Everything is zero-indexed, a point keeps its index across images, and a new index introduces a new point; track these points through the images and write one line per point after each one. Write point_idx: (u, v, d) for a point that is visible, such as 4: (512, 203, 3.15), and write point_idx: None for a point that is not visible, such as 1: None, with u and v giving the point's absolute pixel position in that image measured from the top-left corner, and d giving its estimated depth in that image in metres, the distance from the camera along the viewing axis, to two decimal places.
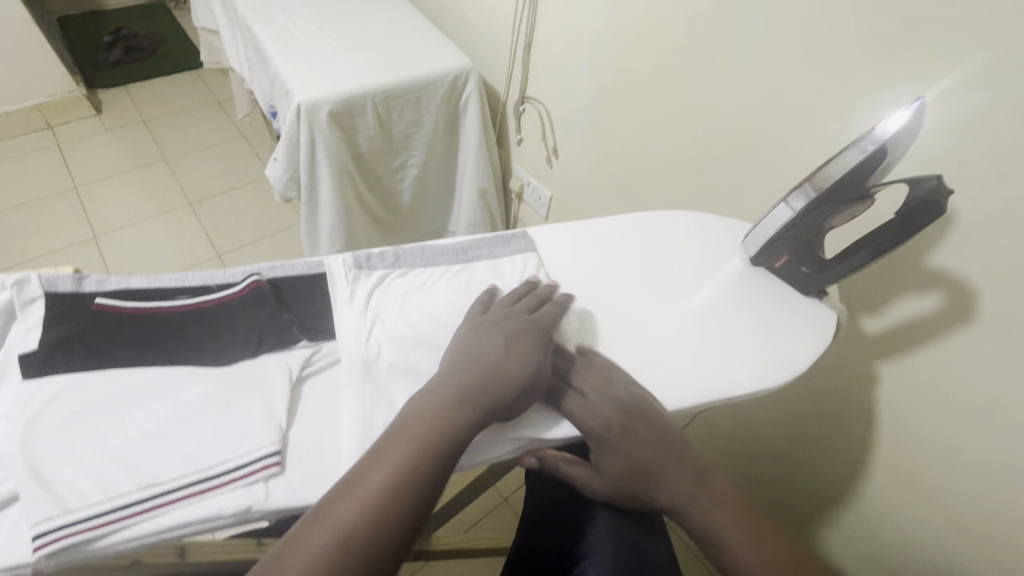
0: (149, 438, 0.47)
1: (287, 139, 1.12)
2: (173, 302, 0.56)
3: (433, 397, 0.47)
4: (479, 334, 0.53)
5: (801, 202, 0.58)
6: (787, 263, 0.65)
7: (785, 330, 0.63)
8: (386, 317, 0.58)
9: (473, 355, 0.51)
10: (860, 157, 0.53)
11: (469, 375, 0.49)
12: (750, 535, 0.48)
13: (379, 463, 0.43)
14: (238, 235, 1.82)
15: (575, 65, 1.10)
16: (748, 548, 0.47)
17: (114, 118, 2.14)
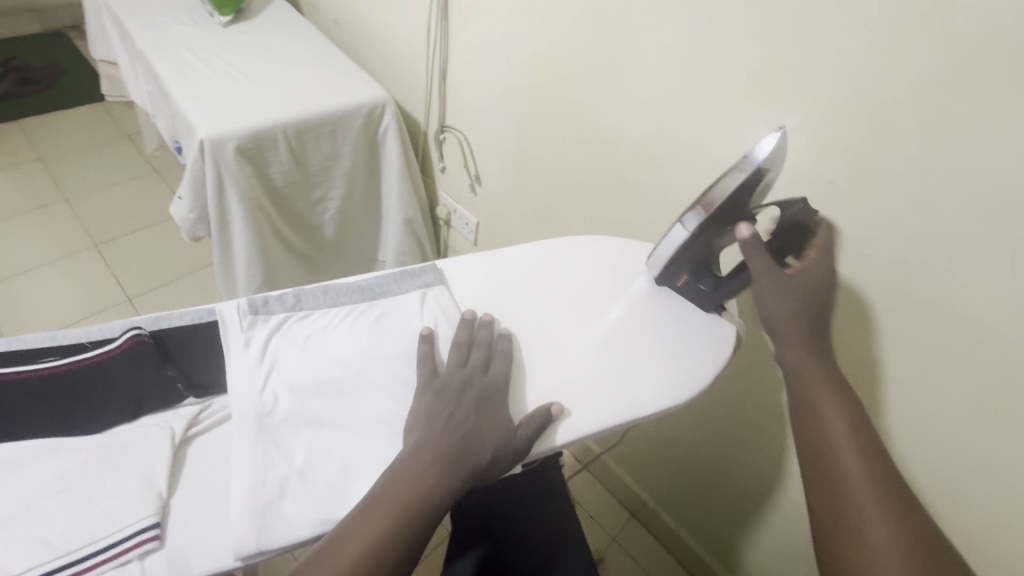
0: (3, 525, 0.42)
1: (192, 176, 1.07)
2: (40, 365, 0.50)
3: (413, 458, 0.47)
4: (447, 394, 0.52)
5: (694, 223, 0.60)
6: (687, 282, 0.67)
7: (687, 347, 0.65)
8: (284, 365, 0.55)
9: (446, 420, 0.50)
10: (740, 179, 0.56)
11: (448, 441, 0.48)
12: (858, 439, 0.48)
13: (355, 530, 0.42)
14: (152, 276, 1.71)
15: (489, 96, 1.13)
16: (852, 452, 0.47)
17: (4, 156, 1.97)
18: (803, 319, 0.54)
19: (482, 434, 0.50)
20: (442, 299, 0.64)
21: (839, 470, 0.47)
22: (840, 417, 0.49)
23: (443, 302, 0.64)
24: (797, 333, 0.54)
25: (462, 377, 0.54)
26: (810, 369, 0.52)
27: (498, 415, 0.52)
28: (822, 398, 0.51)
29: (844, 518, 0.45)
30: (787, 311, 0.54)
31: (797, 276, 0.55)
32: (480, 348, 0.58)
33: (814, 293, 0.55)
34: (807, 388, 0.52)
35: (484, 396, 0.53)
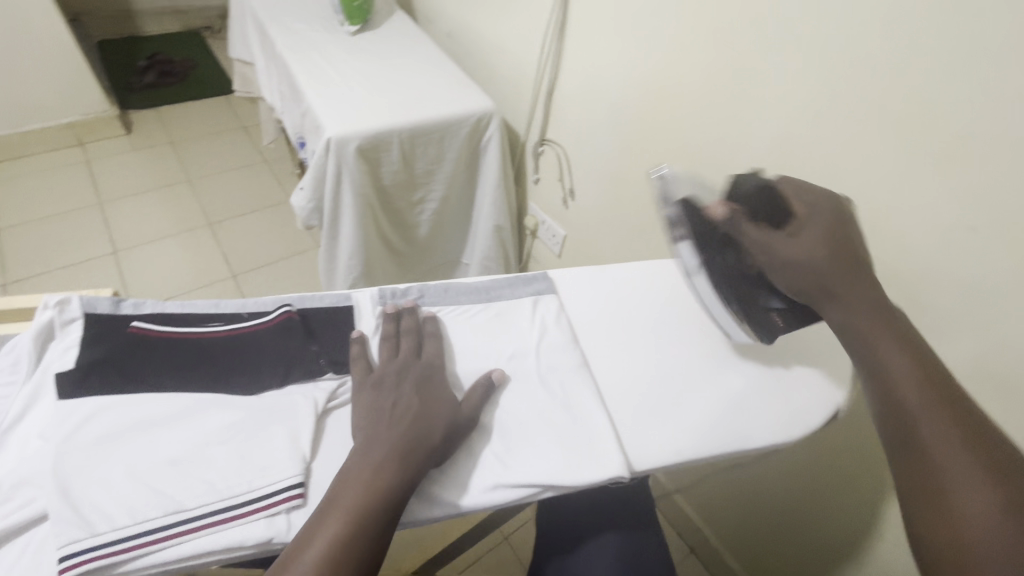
0: (177, 463, 0.48)
1: (315, 170, 1.16)
2: (208, 328, 0.58)
3: (371, 450, 0.47)
4: (387, 390, 0.52)
5: (695, 261, 0.57)
6: (784, 316, 0.56)
7: (804, 383, 0.63)
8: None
9: (384, 416, 0.50)
10: (669, 211, 0.56)
11: (388, 435, 0.48)
12: (928, 400, 0.42)
13: (320, 528, 0.42)
14: (255, 256, 1.86)
15: (595, 114, 1.15)
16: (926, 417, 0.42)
17: (142, 138, 2.22)
18: (840, 264, 0.49)
19: (425, 420, 0.50)
20: (553, 308, 0.66)
21: (918, 424, 0.42)
22: (909, 367, 0.44)
23: (554, 311, 0.66)
24: (838, 277, 0.49)
25: (398, 366, 0.54)
26: (867, 316, 0.48)
27: (434, 398, 0.52)
28: (884, 349, 0.46)
29: (928, 477, 0.40)
30: (814, 265, 0.49)
31: (800, 238, 0.50)
32: (406, 334, 0.58)
33: (839, 235, 0.50)
34: (870, 340, 0.47)
35: (423, 385, 0.53)
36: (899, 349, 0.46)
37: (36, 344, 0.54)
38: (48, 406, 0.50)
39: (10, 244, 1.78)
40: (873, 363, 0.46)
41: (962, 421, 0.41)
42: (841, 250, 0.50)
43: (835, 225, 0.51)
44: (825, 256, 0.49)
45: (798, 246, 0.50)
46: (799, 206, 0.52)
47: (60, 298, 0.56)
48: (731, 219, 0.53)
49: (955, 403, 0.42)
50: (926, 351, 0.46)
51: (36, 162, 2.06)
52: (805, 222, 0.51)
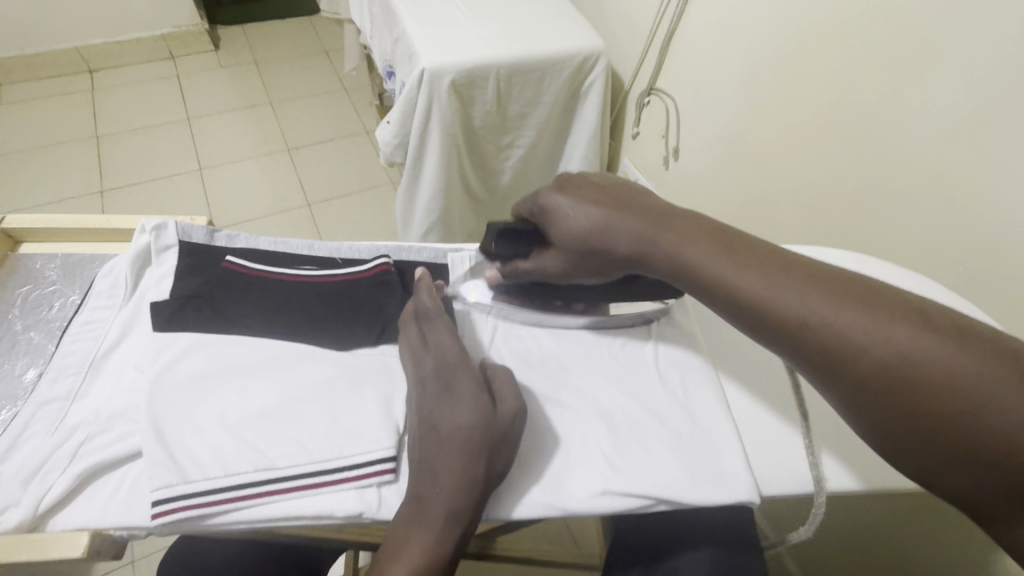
0: (268, 417, 0.44)
1: (405, 102, 1.08)
2: (301, 272, 0.54)
3: (419, 483, 0.40)
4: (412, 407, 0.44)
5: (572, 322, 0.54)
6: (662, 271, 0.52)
7: None
8: (507, 330, 0.53)
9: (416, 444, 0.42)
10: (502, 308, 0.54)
11: (424, 470, 0.41)
12: (844, 305, 0.33)
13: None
14: (330, 187, 1.84)
15: (724, 62, 1.00)
16: (851, 329, 0.33)
17: (229, 56, 2.21)
18: (636, 216, 0.43)
19: (452, 442, 0.41)
20: None
21: (830, 342, 0.33)
22: (761, 277, 0.36)
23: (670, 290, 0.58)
24: (638, 218, 0.43)
25: (414, 373, 0.46)
26: (680, 241, 0.41)
27: (456, 407, 0.43)
28: (719, 270, 0.38)
29: (888, 387, 0.31)
30: (610, 237, 0.44)
31: (560, 248, 0.48)
32: (409, 325, 0.50)
33: (612, 195, 0.45)
34: (712, 272, 0.39)
35: (447, 395, 0.44)
36: (744, 262, 0.38)
37: (134, 269, 0.52)
38: (144, 338, 0.48)
39: (107, 152, 1.85)
40: (729, 300, 0.38)
41: (859, 301, 0.33)
42: (631, 200, 0.45)
43: (603, 187, 0.46)
44: (625, 208, 0.44)
45: (560, 257, 0.48)
46: (542, 203, 0.49)
47: (157, 222, 0.53)
48: (507, 271, 0.52)
49: (867, 293, 0.34)
50: (760, 251, 0.38)
51: (131, 72, 2.10)
52: (576, 197, 0.46)
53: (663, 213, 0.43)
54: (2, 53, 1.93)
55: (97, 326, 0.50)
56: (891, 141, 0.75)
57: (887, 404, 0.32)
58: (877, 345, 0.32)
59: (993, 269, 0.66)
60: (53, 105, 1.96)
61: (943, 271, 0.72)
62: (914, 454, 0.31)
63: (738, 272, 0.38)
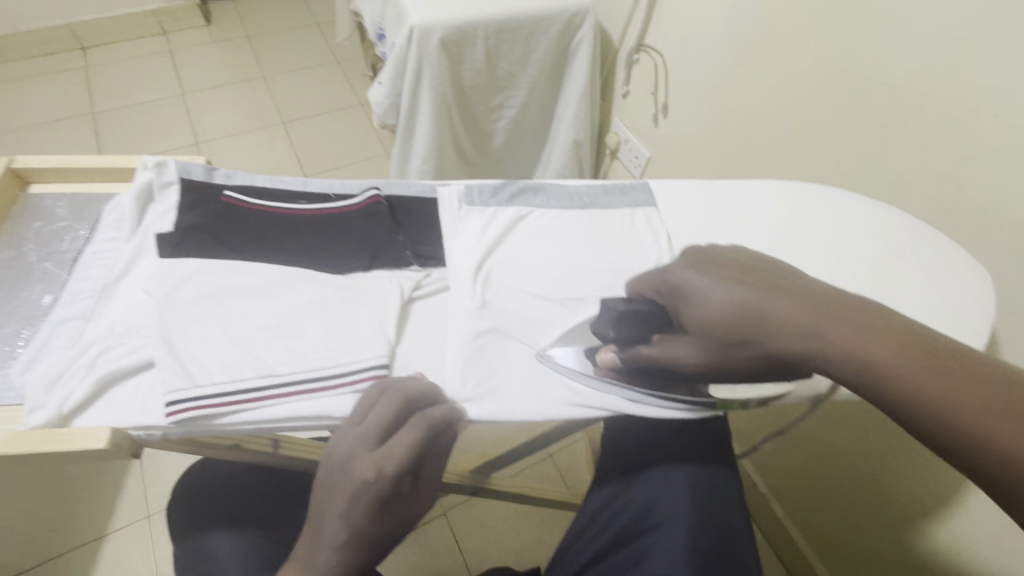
0: (269, 331, 0.48)
1: (396, 61, 1.10)
2: (296, 206, 0.56)
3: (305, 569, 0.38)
4: (330, 498, 0.38)
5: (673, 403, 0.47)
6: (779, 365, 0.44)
7: (943, 315, 0.55)
8: (497, 287, 0.53)
9: (321, 525, 0.38)
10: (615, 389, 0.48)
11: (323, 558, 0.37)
12: None
13: None
14: (326, 158, 1.86)
15: (708, 12, 1.00)
16: None
17: (220, 31, 2.20)
18: (792, 303, 0.39)
19: (358, 544, 0.37)
20: (654, 219, 0.61)
21: None
22: (971, 396, 0.32)
23: (655, 222, 0.60)
24: (805, 305, 0.39)
25: (347, 460, 0.38)
26: (860, 335, 0.37)
27: (373, 512, 0.37)
28: (907, 384, 0.34)
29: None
30: (764, 327, 0.39)
31: (692, 335, 0.43)
32: (380, 400, 0.41)
33: (760, 274, 0.42)
34: (907, 376, 0.34)
35: (376, 509, 0.38)
36: (944, 367, 0.34)
37: (137, 204, 0.55)
38: (152, 264, 0.51)
39: (104, 128, 1.86)
40: (926, 410, 0.34)
41: None
42: (789, 284, 0.40)
43: (742, 268, 0.42)
44: (779, 292, 0.40)
45: (693, 345, 0.43)
46: (671, 279, 0.44)
47: (158, 160, 0.56)
48: (625, 355, 0.46)
49: None
50: (950, 358, 0.34)
51: (123, 49, 2.10)
52: (717, 274, 0.42)
53: (826, 305, 0.39)
54: None
55: (106, 256, 0.53)
56: (869, 79, 0.77)
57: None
58: None
59: (965, 198, 0.69)
60: (47, 83, 1.96)
61: (920, 205, 0.75)
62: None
63: (931, 391, 0.34)
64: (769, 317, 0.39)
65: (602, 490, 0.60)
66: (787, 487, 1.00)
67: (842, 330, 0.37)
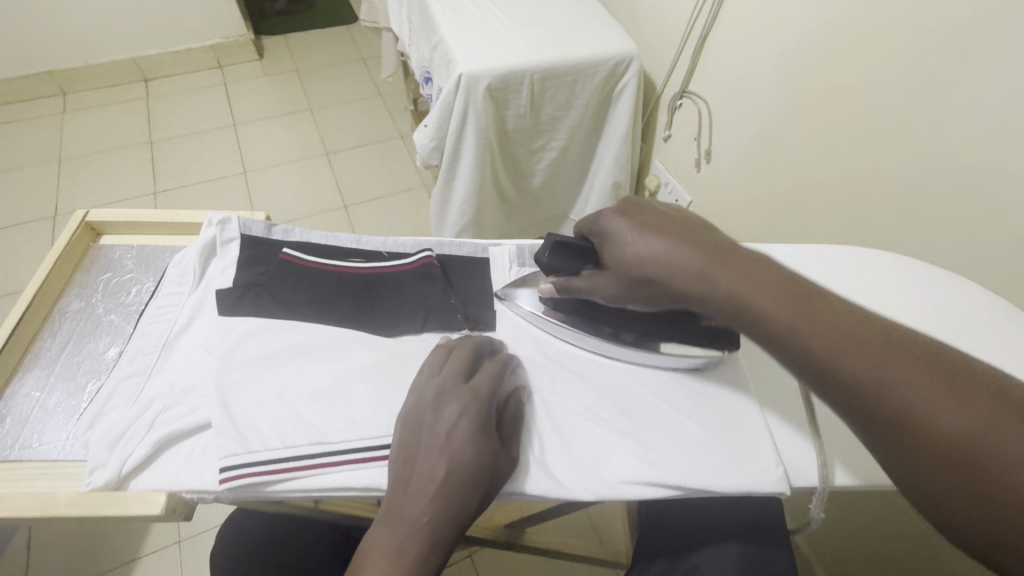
0: (322, 395, 0.47)
1: (443, 106, 1.12)
2: (350, 264, 0.57)
3: (405, 509, 0.39)
4: (428, 427, 0.42)
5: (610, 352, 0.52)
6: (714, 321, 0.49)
7: None
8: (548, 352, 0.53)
9: (424, 456, 0.41)
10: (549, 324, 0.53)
11: (433, 488, 0.40)
12: (908, 368, 0.33)
13: None
14: (366, 189, 1.91)
15: (757, 64, 0.99)
16: (913, 385, 0.33)
17: (272, 65, 2.31)
18: (693, 250, 0.43)
19: (465, 468, 0.40)
20: None
21: (893, 403, 0.33)
22: (833, 334, 0.36)
23: None
24: (699, 250, 0.43)
25: (440, 394, 0.43)
26: (752, 289, 0.40)
27: (474, 434, 0.41)
28: (780, 321, 0.38)
29: (990, 491, 0.30)
30: (665, 268, 0.43)
31: (612, 269, 0.47)
32: (455, 349, 0.48)
33: (676, 227, 0.45)
34: (778, 314, 0.38)
35: (477, 429, 0.42)
36: (818, 311, 0.38)
37: (201, 259, 0.57)
38: (212, 321, 0.52)
39: (160, 156, 1.96)
40: (790, 339, 0.38)
41: (923, 365, 0.33)
42: (700, 236, 0.44)
43: (661, 220, 0.46)
44: (685, 241, 0.43)
45: (613, 279, 0.47)
46: (602, 228, 0.48)
47: (221, 217, 0.58)
48: (560, 284, 0.51)
49: (925, 359, 0.33)
50: (826, 305, 0.38)
51: (182, 81, 2.22)
52: (637, 223, 0.46)
53: (723, 252, 0.42)
54: (67, 65, 2.06)
55: (169, 311, 0.55)
56: (930, 141, 0.74)
57: (973, 503, 0.30)
58: (937, 412, 0.32)
59: None
60: (112, 113, 2.09)
61: (984, 272, 0.71)
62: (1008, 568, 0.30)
63: (798, 329, 0.37)
64: (670, 257, 0.43)
65: (651, 567, 0.57)
66: (835, 558, 0.94)
67: (727, 272, 0.41)
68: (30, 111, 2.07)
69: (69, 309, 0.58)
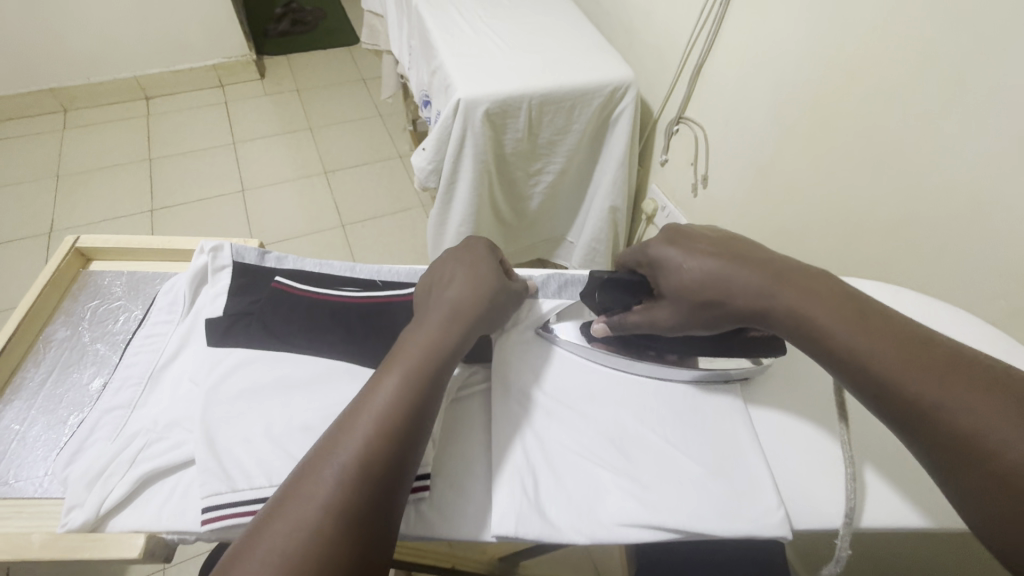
0: (310, 430, 0.46)
1: (440, 130, 1.13)
2: (343, 293, 0.56)
3: (371, 400, 0.40)
4: (427, 294, 0.50)
5: (661, 372, 0.52)
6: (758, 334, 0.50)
7: None
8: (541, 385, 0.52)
9: (423, 311, 0.48)
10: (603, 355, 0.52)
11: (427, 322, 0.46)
12: (969, 387, 0.33)
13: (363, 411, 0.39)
14: (364, 208, 1.91)
15: (753, 92, 1.00)
16: (977, 407, 0.33)
17: (273, 84, 2.33)
18: (754, 269, 0.43)
19: (453, 309, 0.47)
20: None
21: (950, 424, 0.33)
22: (897, 354, 0.36)
23: None
24: (758, 270, 0.43)
25: (436, 272, 0.52)
26: (805, 300, 0.41)
27: (460, 288, 0.48)
28: (849, 341, 0.38)
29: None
30: (725, 293, 0.43)
31: (669, 300, 0.47)
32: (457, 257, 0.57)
33: (730, 247, 0.45)
34: (840, 334, 0.39)
35: (464, 280, 0.49)
36: (880, 330, 0.38)
37: (192, 287, 0.56)
38: (200, 351, 0.51)
39: (159, 173, 1.96)
40: (851, 357, 0.38)
41: (987, 387, 0.33)
42: (754, 256, 0.44)
43: (713, 242, 0.46)
44: (742, 261, 0.43)
45: (670, 310, 0.47)
46: (652, 252, 0.48)
47: (214, 244, 0.58)
48: (614, 320, 0.51)
49: (995, 382, 0.33)
50: (887, 321, 0.38)
51: (183, 99, 2.23)
52: (688, 245, 0.46)
53: (784, 270, 0.42)
54: (69, 82, 2.08)
55: (157, 340, 0.54)
56: (925, 172, 0.74)
57: (1011, 508, 0.31)
58: (1001, 429, 0.31)
59: None
60: (113, 130, 2.09)
61: (983, 304, 0.70)
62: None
63: (859, 344, 0.38)
64: (729, 273, 0.43)
65: None
66: None
67: (788, 289, 0.41)
68: (30, 127, 2.08)
69: (56, 336, 0.58)
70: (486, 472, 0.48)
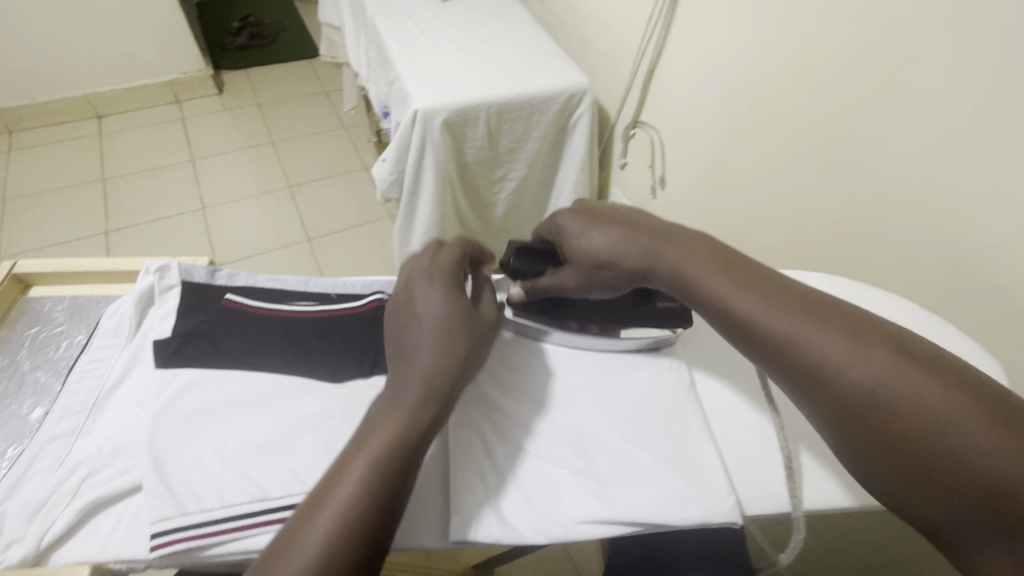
0: (263, 447, 0.45)
1: (400, 140, 1.13)
2: (296, 307, 0.56)
3: (356, 460, 0.38)
4: (406, 310, 0.46)
5: (581, 342, 0.55)
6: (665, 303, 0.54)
7: None
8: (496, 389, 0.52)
9: (405, 333, 0.45)
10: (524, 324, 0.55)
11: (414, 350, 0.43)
12: (831, 330, 0.37)
13: (351, 465, 0.38)
14: (330, 221, 1.89)
15: (703, 96, 1.04)
16: (829, 342, 0.37)
17: (232, 99, 2.29)
18: (642, 235, 0.48)
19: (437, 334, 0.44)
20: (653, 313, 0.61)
21: (807, 358, 0.37)
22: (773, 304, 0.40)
23: None
24: (643, 235, 0.48)
25: (412, 282, 0.48)
26: (680, 256, 0.46)
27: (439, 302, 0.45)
28: (720, 290, 0.43)
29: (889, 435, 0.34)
30: (616, 254, 0.49)
31: (572, 262, 0.52)
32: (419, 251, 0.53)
33: (622, 218, 0.51)
34: (711, 286, 0.43)
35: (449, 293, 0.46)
36: (747, 278, 0.43)
37: (138, 308, 0.55)
38: (148, 374, 0.50)
39: (114, 193, 1.90)
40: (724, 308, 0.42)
41: (855, 333, 0.37)
42: (641, 226, 0.49)
43: (610, 215, 0.51)
44: (636, 230, 0.49)
45: (577, 276, 0.51)
46: (559, 222, 0.54)
47: (160, 264, 0.56)
48: (528, 285, 0.54)
49: (866, 331, 0.37)
50: (752, 270, 0.43)
51: (138, 116, 2.17)
52: (588, 217, 0.52)
53: (664, 233, 0.48)
54: (14, 103, 2.00)
55: (100, 365, 0.53)
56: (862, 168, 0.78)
57: (875, 440, 0.35)
58: (852, 362, 0.36)
59: (968, 287, 0.68)
60: (63, 150, 2.02)
61: (921, 289, 0.74)
62: (956, 540, 0.33)
63: (728, 294, 0.42)
64: (623, 237, 0.49)
65: None
66: None
67: (664, 248, 0.47)
68: None
69: None
70: (443, 479, 0.48)
